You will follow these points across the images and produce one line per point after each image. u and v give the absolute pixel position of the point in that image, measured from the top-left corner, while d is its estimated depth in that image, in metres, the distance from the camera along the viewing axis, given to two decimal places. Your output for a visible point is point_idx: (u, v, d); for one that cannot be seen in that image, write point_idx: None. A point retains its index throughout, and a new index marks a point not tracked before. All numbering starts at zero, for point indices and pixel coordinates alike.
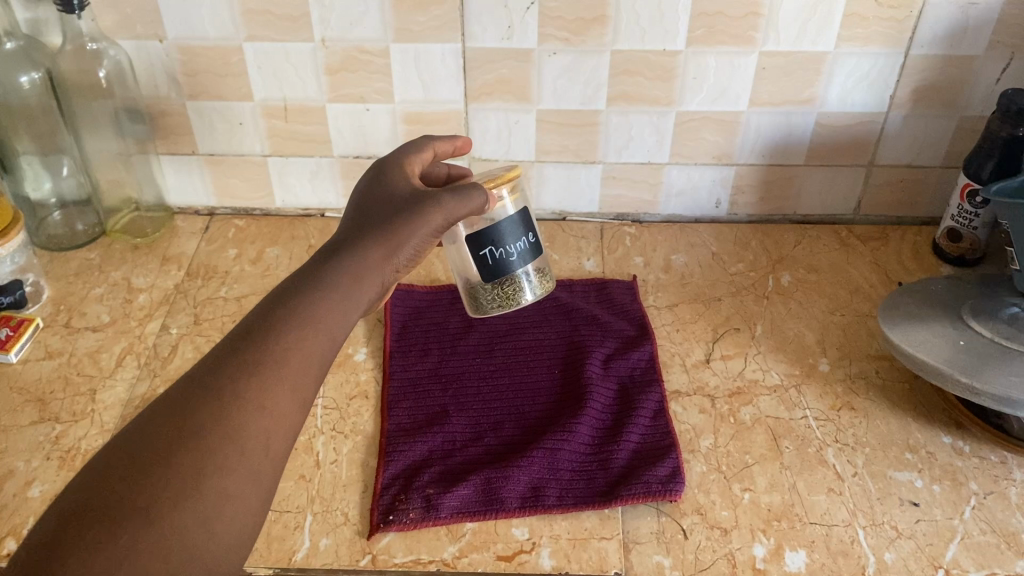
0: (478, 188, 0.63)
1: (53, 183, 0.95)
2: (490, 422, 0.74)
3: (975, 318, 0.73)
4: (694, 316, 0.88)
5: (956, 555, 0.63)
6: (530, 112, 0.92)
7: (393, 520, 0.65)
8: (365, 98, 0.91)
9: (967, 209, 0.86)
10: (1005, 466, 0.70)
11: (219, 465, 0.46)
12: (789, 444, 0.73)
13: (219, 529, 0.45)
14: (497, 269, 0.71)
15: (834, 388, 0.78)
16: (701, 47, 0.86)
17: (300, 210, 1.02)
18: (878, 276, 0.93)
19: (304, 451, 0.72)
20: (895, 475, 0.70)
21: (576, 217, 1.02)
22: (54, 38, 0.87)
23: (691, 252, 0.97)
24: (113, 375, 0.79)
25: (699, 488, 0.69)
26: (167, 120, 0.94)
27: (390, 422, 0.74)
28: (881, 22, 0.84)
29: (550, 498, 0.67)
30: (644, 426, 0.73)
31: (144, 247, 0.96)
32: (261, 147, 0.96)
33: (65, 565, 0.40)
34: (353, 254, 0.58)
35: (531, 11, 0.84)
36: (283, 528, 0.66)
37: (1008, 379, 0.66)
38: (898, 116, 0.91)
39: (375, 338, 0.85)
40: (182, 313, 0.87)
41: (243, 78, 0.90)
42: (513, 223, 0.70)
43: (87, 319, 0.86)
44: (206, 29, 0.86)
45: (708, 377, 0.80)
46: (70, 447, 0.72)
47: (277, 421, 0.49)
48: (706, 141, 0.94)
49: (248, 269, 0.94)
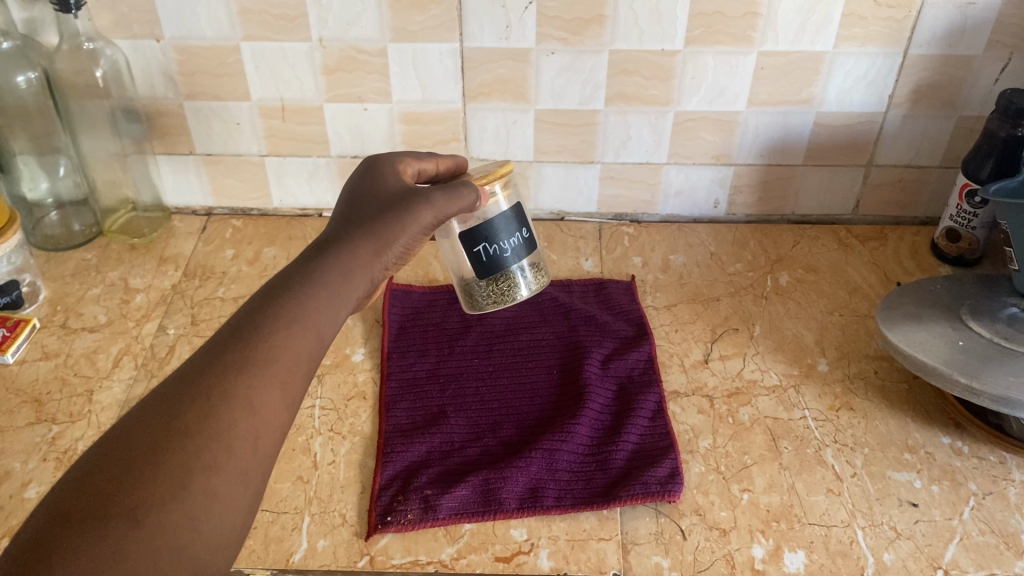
0: (469, 186, 0.64)
1: (50, 184, 0.95)
2: (488, 423, 0.74)
3: (974, 319, 0.73)
4: (692, 316, 0.88)
5: (955, 556, 0.63)
6: (528, 112, 0.92)
7: (391, 521, 0.65)
8: (362, 98, 0.91)
9: (966, 209, 0.86)
10: (1004, 466, 0.70)
11: (207, 464, 0.46)
12: (788, 445, 0.73)
13: (207, 529, 0.45)
14: (491, 266, 0.71)
15: (833, 388, 0.78)
16: (700, 46, 0.86)
17: (297, 211, 1.02)
18: (876, 276, 0.93)
19: (301, 452, 0.72)
20: (893, 476, 0.69)
21: (574, 217, 1.02)
22: (50, 38, 0.87)
23: (688, 252, 0.97)
24: (110, 376, 0.79)
25: (698, 489, 0.68)
26: (164, 120, 0.93)
27: (387, 423, 0.74)
28: (879, 21, 0.84)
29: (548, 499, 0.67)
30: (643, 427, 0.73)
31: (141, 248, 0.96)
32: (258, 147, 0.96)
33: (50, 569, 0.40)
34: (343, 252, 0.58)
35: (529, 11, 0.84)
36: (281, 529, 0.65)
37: (1007, 380, 0.66)
38: (896, 116, 0.91)
39: (373, 339, 0.84)
40: (179, 313, 0.87)
41: (240, 78, 0.89)
42: (506, 218, 0.70)
43: (85, 319, 0.86)
44: (203, 28, 0.86)
45: (706, 377, 0.80)
46: (66, 449, 0.71)
47: (266, 419, 0.49)
48: (704, 142, 0.94)
49: (245, 270, 0.94)
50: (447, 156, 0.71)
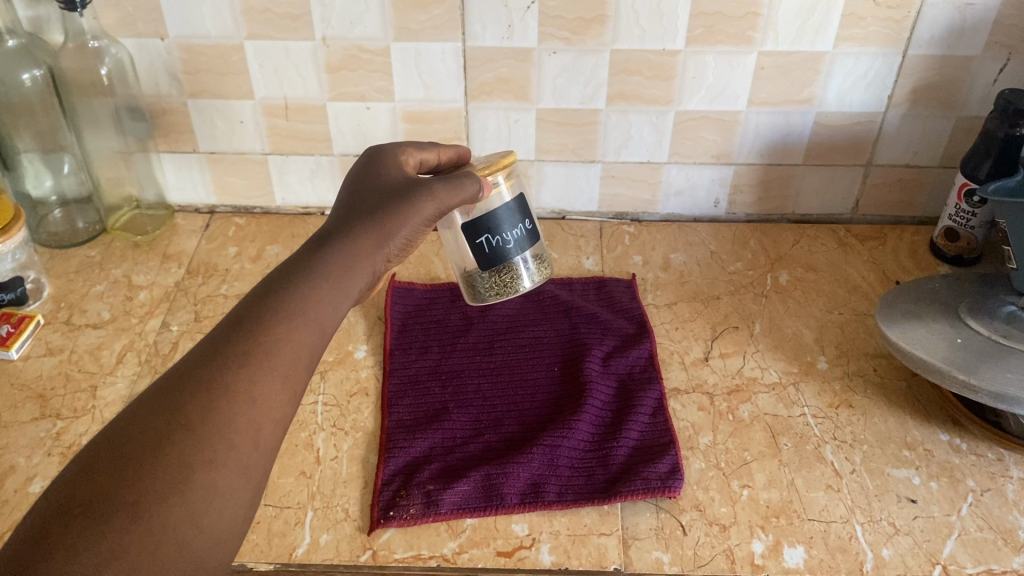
0: (471, 176, 0.64)
1: (54, 182, 0.96)
2: (489, 419, 0.75)
3: (972, 317, 0.74)
4: (692, 314, 0.88)
5: (953, 552, 0.64)
6: (530, 111, 0.92)
7: (394, 516, 0.65)
8: (365, 97, 0.92)
9: (964, 208, 0.87)
10: (1002, 463, 0.71)
11: (209, 459, 0.46)
12: (787, 441, 0.73)
13: (208, 524, 0.45)
14: (493, 258, 0.71)
15: (832, 386, 0.79)
16: (700, 46, 0.87)
17: (300, 209, 1.02)
18: (875, 274, 0.93)
19: (304, 448, 0.72)
20: (892, 472, 0.70)
21: (576, 216, 1.02)
22: (55, 36, 0.87)
23: (688, 251, 0.98)
24: (113, 372, 0.79)
25: (698, 485, 0.69)
26: (168, 118, 0.94)
27: (390, 419, 0.75)
28: (879, 21, 0.84)
29: (550, 494, 0.67)
30: (644, 423, 0.74)
31: (145, 246, 0.97)
32: (261, 145, 0.96)
33: (49, 564, 0.40)
34: (347, 245, 0.58)
35: (530, 11, 0.84)
36: (284, 524, 0.66)
37: (1005, 376, 0.66)
38: (896, 115, 0.91)
39: (375, 336, 0.85)
40: (182, 310, 0.88)
41: (243, 77, 0.90)
42: (509, 210, 0.70)
43: (88, 316, 0.86)
44: (207, 26, 0.86)
45: (707, 375, 0.80)
46: (71, 444, 0.72)
47: (267, 414, 0.49)
48: (705, 141, 0.95)
49: (248, 268, 0.94)
50: (450, 147, 0.71)
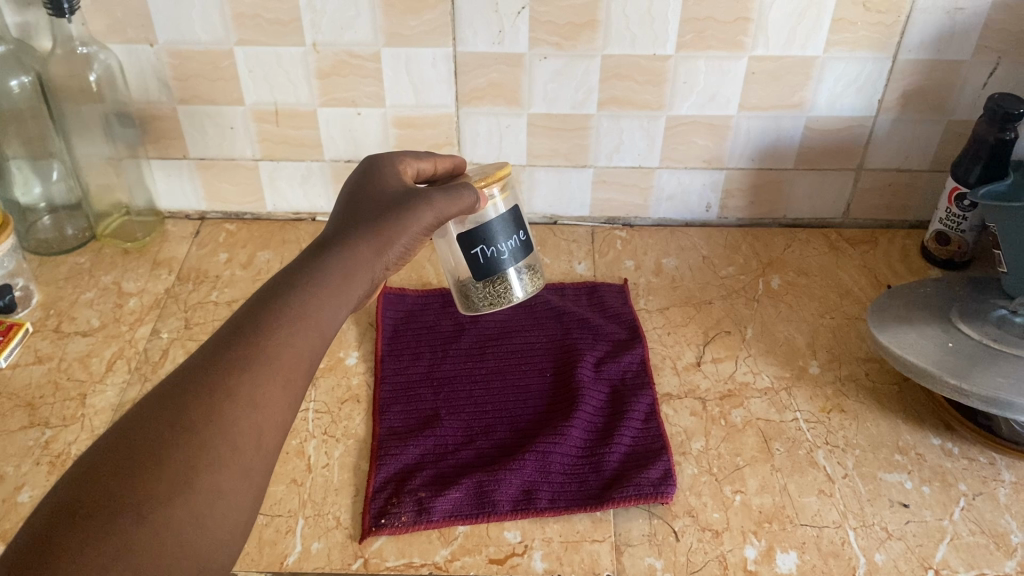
0: (468, 187, 0.65)
1: (43, 188, 0.95)
2: (481, 426, 0.74)
3: (964, 321, 0.74)
4: (684, 319, 0.88)
5: (945, 556, 0.64)
6: (520, 117, 0.92)
7: (384, 524, 0.65)
8: (355, 102, 0.91)
9: (955, 213, 0.87)
10: (993, 467, 0.71)
11: (212, 461, 0.46)
12: (779, 446, 0.73)
13: (211, 525, 0.45)
14: (487, 268, 0.71)
15: (824, 390, 0.79)
16: (691, 51, 0.87)
17: (290, 214, 1.02)
18: (867, 279, 0.94)
19: (295, 455, 0.72)
20: (884, 477, 0.70)
21: (567, 221, 1.02)
22: (44, 42, 0.87)
23: (681, 255, 0.98)
24: (103, 380, 0.79)
25: (691, 491, 0.69)
26: (158, 124, 0.94)
27: (382, 426, 0.74)
28: (868, 26, 0.85)
29: (542, 501, 0.67)
30: (636, 429, 0.74)
31: (134, 252, 0.96)
32: (252, 151, 0.96)
33: (54, 564, 0.40)
34: (342, 251, 0.58)
35: (521, 16, 0.84)
36: (275, 532, 0.65)
37: (996, 380, 0.66)
38: (886, 120, 0.92)
39: (366, 343, 0.84)
40: (172, 317, 0.87)
41: (234, 82, 0.90)
42: (503, 221, 0.70)
43: (77, 324, 0.86)
44: (197, 33, 0.86)
45: (699, 379, 0.80)
46: (59, 452, 0.71)
47: (268, 417, 0.49)
48: (696, 146, 0.95)
49: (238, 274, 0.94)
50: (445, 157, 0.71)
